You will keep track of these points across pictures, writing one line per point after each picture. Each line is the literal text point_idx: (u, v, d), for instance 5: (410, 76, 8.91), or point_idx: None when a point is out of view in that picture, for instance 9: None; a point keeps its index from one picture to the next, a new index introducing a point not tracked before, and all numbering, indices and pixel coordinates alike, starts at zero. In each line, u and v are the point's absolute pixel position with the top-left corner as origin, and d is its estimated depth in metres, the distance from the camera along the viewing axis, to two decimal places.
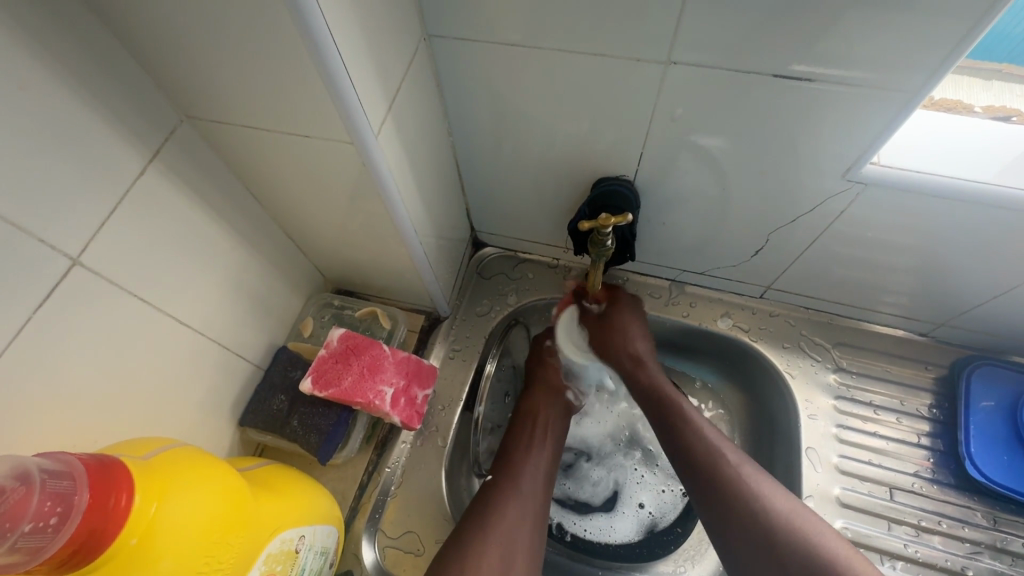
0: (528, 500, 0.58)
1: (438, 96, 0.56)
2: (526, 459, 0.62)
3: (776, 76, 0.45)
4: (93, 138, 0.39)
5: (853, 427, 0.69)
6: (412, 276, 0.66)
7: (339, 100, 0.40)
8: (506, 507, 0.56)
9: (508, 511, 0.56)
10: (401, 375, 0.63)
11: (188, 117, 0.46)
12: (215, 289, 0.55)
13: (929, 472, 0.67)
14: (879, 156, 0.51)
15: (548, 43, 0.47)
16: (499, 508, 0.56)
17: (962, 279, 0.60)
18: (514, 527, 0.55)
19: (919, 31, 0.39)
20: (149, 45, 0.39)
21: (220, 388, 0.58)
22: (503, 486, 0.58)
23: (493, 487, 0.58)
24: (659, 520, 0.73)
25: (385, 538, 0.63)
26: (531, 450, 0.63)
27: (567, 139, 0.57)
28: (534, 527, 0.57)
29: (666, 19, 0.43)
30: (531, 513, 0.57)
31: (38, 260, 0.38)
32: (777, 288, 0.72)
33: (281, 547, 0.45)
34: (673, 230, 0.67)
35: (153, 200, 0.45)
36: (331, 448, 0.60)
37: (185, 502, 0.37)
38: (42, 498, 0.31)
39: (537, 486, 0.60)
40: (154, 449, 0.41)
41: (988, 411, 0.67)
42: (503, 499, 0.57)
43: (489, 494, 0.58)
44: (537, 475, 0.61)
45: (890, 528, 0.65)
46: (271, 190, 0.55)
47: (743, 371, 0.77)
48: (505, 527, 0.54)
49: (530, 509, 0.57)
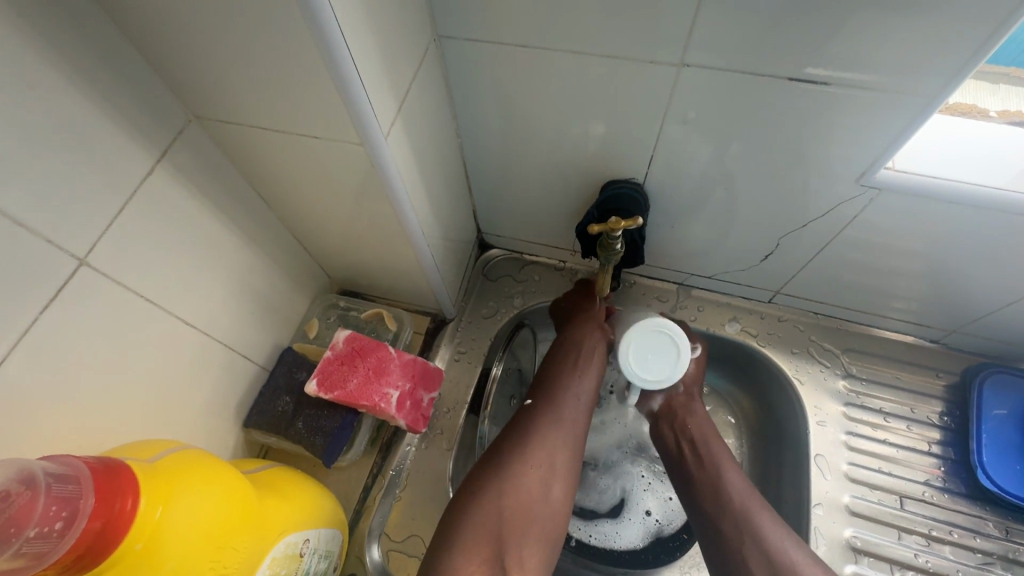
0: (568, 429, 0.57)
1: (447, 96, 0.56)
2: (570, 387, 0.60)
3: (790, 80, 0.44)
4: (101, 137, 0.39)
5: (863, 435, 0.68)
6: (419, 277, 0.66)
7: (348, 101, 0.39)
8: (546, 435, 0.56)
9: (550, 439, 0.56)
10: (407, 378, 0.62)
11: (196, 116, 0.46)
12: (221, 290, 0.54)
13: (940, 480, 0.66)
14: (894, 161, 0.50)
15: (560, 44, 0.47)
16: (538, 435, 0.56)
17: (976, 286, 0.59)
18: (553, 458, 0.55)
19: (938, 35, 0.38)
20: (157, 44, 0.39)
21: (225, 388, 0.57)
22: (542, 414, 0.57)
23: (531, 414, 0.58)
24: (665, 527, 0.72)
25: (389, 542, 0.62)
26: (574, 378, 0.61)
27: (577, 140, 0.57)
28: (573, 454, 0.57)
29: (680, 21, 0.42)
30: (572, 440, 0.57)
31: (44, 261, 0.38)
32: (786, 292, 0.71)
33: (286, 551, 0.45)
34: (682, 233, 0.66)
35: (160, 200, 0.45)
36: (336, 451, 0.60)
37: (190, 506, 0.37)
38: (47, 503, 0.31)
39: (579, 413, 0.59)
40: (159, 452, 0.40)
41: (1001, 420, 0.66)
42: (545, 425, 0.57)
43: (529, 420, 0.57)
44: (579, 403, 0.60)
45: (900, 538, 0.64)
46: (279, 190, 0.54)
47: (750, 376, 0.76)
48: (545, 455, 0.55)
49: (571, 437, 0.57)
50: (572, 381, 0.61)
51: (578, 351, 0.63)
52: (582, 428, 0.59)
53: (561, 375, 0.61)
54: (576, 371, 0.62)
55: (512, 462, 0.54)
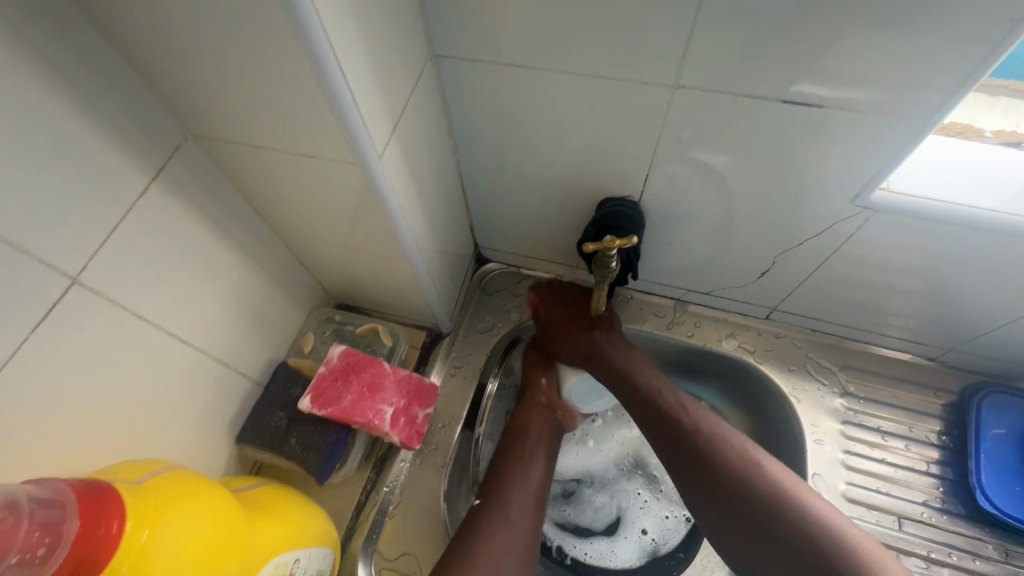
0: (516, 523, 0.56)
1: (443, 114, 0.56)
2: (517, 476, 0.60)
3: (783, 101, 0.45)
4: (98, 155, 0.39)
5: (860, 454, 0.68)
6: (414, 292, 0.66)
7: (342, 118, 0.39)
8: (491, 530, 0.55)
9: (494, 534, 0.55)
10: (401, 394, 0.62)
11: (192, 135, 0.46)
12: (216, 305, 0.54)
13: (939, 501, 0.66)
14: (889, 181, 0.50)
15: (556, 64, 0.47)
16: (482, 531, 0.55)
17: (974, 304, 0.59)
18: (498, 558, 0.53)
19: (928, 59, 0.39)
20: (156, 64, 0.39)
21: (218, 404, 0.57)
22: (489, 509, 0.57)
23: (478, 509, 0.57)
24: (660, 547, 0.71)
25: (382, 560, 0.62)
26: (522, 468, 0.61)
27: (573, 158, 0.57)
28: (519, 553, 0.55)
29: (674, 44, 0.43)
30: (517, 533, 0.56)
31: (36, 279, 0.37)
32: (783, 309, 0.71)
33: (274, 572, 0.44)
34: (678, 250, 0.66)
35: (155, 217, 0.45)
36: (328, 468, 0.59)
37: (177, 527, 0.36)
38: (29, 529, 0.31)
39: (527, 503, 0.58)
40: (147, 472, 0.40)
41: (1000, 440, 0.66)
42: (488, 523, 0.55)
43: (473, 520, 0.56)
44: (528, 493, 0.59)
45: (899, 559, 0.63)
46: (275, 206, 0.55)
47: (747, 393, 0.76)
48: (491, 555, 0.53)
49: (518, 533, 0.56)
50: (518, 469, 0.61)
51: (525, 439, 0.65)
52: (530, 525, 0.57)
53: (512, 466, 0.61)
54: (524, 460, 0.62)
55: (458, 565, 0.51)
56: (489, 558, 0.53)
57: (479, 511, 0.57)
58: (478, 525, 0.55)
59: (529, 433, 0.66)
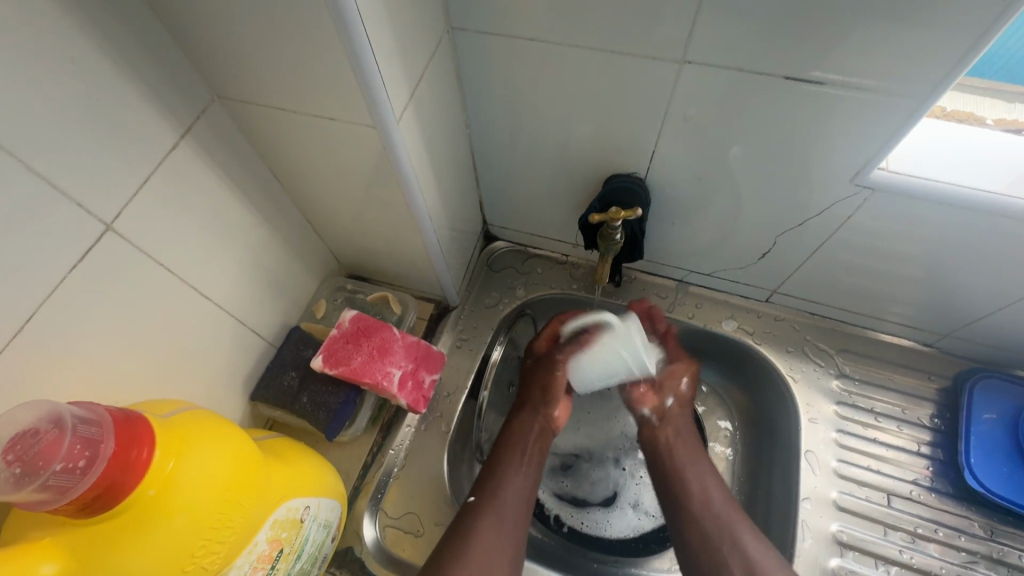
0: (512, 500, 0.59)
1: (458, 88, 0.58)
2: (512, 470, 0.62)
3: (787, 78, 0.46)
4: (133, 111, 0.42)
5: (853, 433, 0.70)
6: (424, 263, 0.68)
7: (362, 80, 0.41)
8: (485, 515, 0.57)
9: (487, 519, 0.57)
10: (409, 359, 0.64)
11: (219, 96, 0.48)
12: (235, 265, 0.57)
13: (928, 481, 0.67)
14: (888, 162, 0.52)
15: (568, 40, 0.49)
16: (481, 513, 0.57)
17: (970, 290, 0.60)
18: (491, 552, 0.54)
19: (927, 42, 0.40)
20: (186, 24, 0.41)
21: (234, 361, 0.60)
22: (489, 486, 0.60)
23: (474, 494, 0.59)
24: (655, 518, 0.73)
25: (386, 518, 0.64)
26: (519, 461, 0.63)
27: (581, 135, 0.59)
28: (508, 535, 0.56)
29: (683, 21, 0.44)
30: (511, 516, 0.58)
31: (73, 223, 0.40)
32: (783, 291, 0.72)
33: (288, 514, 0.47)
34: (682, 229, 0.68)
35: (181, 174, 0.47)
36: (339, 426, 0.62)
37: (200, 461, 0.39)
38: (73, 442, 0.34)
39: (519, 493, 0.60)
40: (174, 410, 0.43)
41: (991, 424, 0.67)
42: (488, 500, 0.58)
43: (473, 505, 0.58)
44: (523, 478, 0.62)
45: (886, 534, 0.65)
46: (292, 171, 0.57)
47: (746, 373, 0.78)
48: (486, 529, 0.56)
49: (512, 509, 0.58)
50: (514, 466, 0.62)
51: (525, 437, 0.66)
52: (523, 506, 0.60)
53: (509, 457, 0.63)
54: (521, 455, 0.64)
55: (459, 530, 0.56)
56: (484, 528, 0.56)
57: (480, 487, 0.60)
58: (474, 510, 0.57)
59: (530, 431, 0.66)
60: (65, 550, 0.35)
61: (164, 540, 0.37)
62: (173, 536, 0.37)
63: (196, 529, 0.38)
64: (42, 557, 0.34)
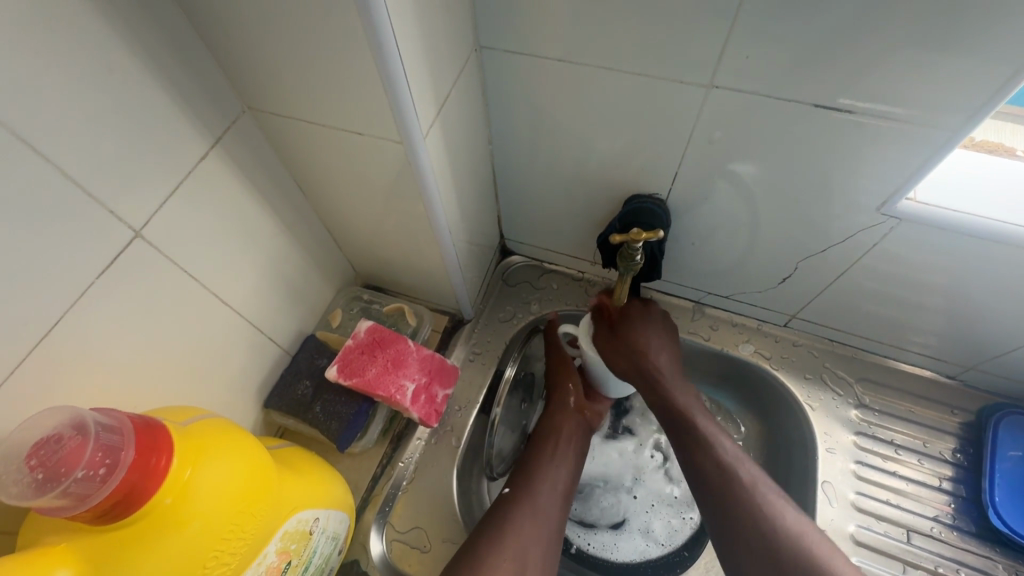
0: (545, 513, 0.58)
1: (483, 103, 0.58)
2: (544, 478, 0.61)
3: (815, 106, 0.46)
4: (165, 119, 0.42)
5: (873, 465, 0.68)
6: (441, 276, 0.68)
7: (392, 97, 0.42)
8: (523, 523, 0.56)
9: (526, 527, 0.56)
10: (423, 372, 0.64)
11: (249, 108, 0.49)
12: (256, 273, 0.57)
13: (950, 517, 0.65)
14: (916, 192, 0.51)
15: (594, 61, 0.49)
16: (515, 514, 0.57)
17: (998, 323, 0.59)
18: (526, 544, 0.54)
19: (962, 72, 0.39)
20: (222, 37, 0.42)
21: (249, 368, 0.60)
22: (519, 494, 0.59)
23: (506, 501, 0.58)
24: (663, 546, 0.72)
25: (393, 532, 0.64)
26: (551, 465, 0.63)
27: (603, 155, 0.59)
28: (548, 548, 0.56)
29: (711, 46, 0.44)
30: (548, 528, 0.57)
31: (102, 228, 0.40)
32: (803, 317, 0.71)
33: (297, 526, 0.47)
34: (701, 251, 0.67)
35: (208, 183, 0.48)
36: (350, 437, 0.62)
37: (216, 470, 0.39)
38: (94, 449, 0.34)
39: (552, 505, 0.59)
40: (193, 417, 0.43)
41: (1017, 461, 0.65)
42: (518, 508, 0.57)
43: (506, 511, 0.57)
44: (555, 489, 0.61)
45: (906, 572, 0.63)
46: (315, 181, 0.57)
47: (761, 399, 0.76)
48: (519, 535, 0.55)
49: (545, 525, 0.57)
50: (547, 470, 0.62)
51: (557, 439, 0.66)
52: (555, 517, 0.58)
53: (542, 458, 0.63)
54: (553, 458, 0.63)
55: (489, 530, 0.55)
56: (518, 532, 0.55)
57: (510, 498, 0.58)
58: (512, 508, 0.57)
59: (559, 433, 0.66)
60: (80, 557, 0.35)
61: (176, 550, 0.37)
62: (185, 545, 0.37)
63: (208, 540, 0.38)
64: (56, 564, 0.34)
